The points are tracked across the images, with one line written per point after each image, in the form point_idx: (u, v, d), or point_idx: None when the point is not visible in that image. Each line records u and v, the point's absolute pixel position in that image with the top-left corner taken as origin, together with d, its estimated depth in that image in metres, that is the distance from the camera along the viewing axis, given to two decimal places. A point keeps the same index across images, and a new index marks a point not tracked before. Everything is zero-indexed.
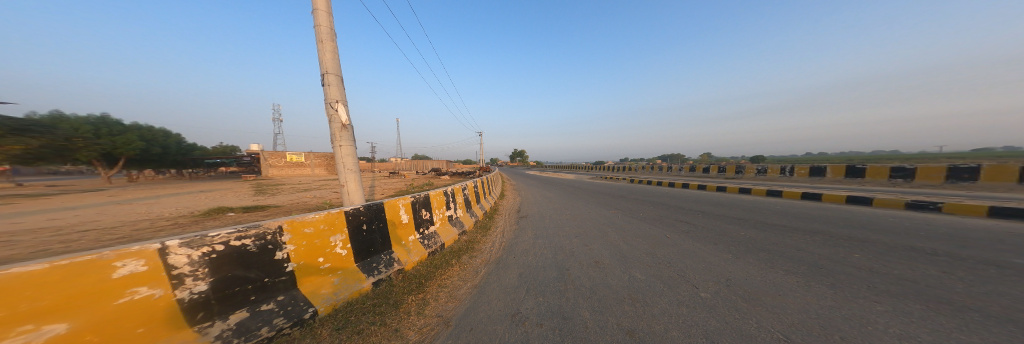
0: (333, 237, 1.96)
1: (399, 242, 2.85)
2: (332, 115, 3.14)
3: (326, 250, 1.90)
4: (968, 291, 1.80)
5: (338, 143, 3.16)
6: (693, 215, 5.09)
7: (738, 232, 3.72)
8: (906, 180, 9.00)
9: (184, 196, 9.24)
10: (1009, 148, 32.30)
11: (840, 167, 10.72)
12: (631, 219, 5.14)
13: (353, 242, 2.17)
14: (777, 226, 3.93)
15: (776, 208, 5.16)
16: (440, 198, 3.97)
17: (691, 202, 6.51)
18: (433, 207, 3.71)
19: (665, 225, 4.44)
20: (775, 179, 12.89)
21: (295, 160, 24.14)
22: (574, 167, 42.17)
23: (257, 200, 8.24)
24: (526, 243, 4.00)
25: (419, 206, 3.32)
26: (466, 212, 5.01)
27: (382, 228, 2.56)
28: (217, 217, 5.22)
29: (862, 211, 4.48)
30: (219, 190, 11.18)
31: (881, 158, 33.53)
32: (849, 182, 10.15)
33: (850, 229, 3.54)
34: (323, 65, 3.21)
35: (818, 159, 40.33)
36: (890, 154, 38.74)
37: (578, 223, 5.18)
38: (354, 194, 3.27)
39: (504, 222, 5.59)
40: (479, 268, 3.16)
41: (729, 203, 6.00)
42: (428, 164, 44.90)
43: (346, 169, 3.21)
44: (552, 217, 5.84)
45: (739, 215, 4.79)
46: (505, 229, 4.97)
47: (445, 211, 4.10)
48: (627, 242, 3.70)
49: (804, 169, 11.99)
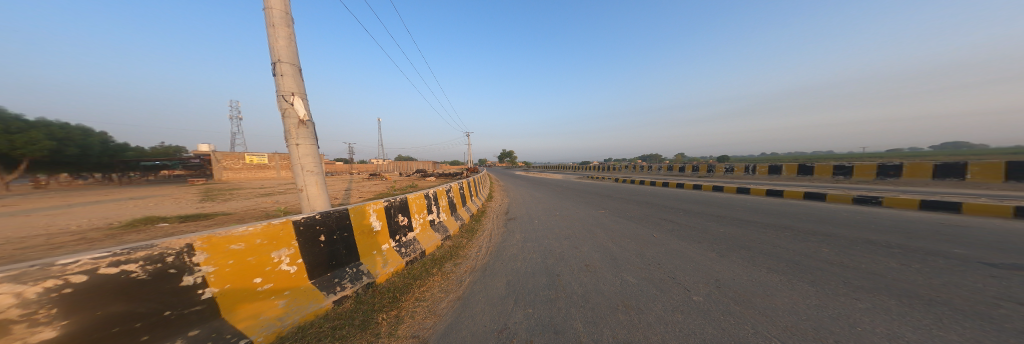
0: (276, 252, 1.63)
1: (369, 252, 2.49)
2: (286, 109, 2.75)
3: (266, 268, 1.57)
4: (928, 283, 1.91)
5: (294, 141, 2.78)
6: (674, 213, 5.21)
7: (719, 230, 3.82)
8: (846, 177, 10.07)
9: (107, 204, 7.82)
10: (917, 148, 38.14)
11: (794, 165, 11.83)
12: (617, 219, 5.15)
13: (306, 256, 1.84)
14: (751, 222, 4.12)
15: (748, 205, 5.46)
16: (422, 201, 3.62)
17: (671, 200, 6.73)
18: (413, 211, 3.36)
19: (649, 225, 4.49)
20: (741, 177, 13.94)
21: (255, 162, 21.82)
22: (558, 167, 42.82)
23: (205, 207, 7.19)
24: (514, 247, 3.81)
25: (395, 211, 2.94)
26: (449, 216, 4.67)
27: (347, 237, 2.21)
28: (148, 229, 4.41)
29: (820, 207, 4.86)
30: (157, 197, 9.67)
31: (822, 157, 38.03)
32: (802, 180, 11.22)
33: (815, 224, 3.78)
34: (275, 51, 2.78)
35: (771, 158, 44.74)
36: (828, 154, 44.18)
37: (566, 224, 5.09)
38: (315, 200, 2.91)
39: (491, 225, 5.34)
40: (463, 276, 2.89)
41: (705, 201, 6.27)
42: (408, 165, 43.08)
43: (305, 171, 2.84)
44: (539, 219, 5.70)
45: (717, 212, 4.99)
46: (492, 232, 4.72)
47: (428, 215, 3.75)
48: (616, 243, 3.68)
49: (765, 167, 13.07)
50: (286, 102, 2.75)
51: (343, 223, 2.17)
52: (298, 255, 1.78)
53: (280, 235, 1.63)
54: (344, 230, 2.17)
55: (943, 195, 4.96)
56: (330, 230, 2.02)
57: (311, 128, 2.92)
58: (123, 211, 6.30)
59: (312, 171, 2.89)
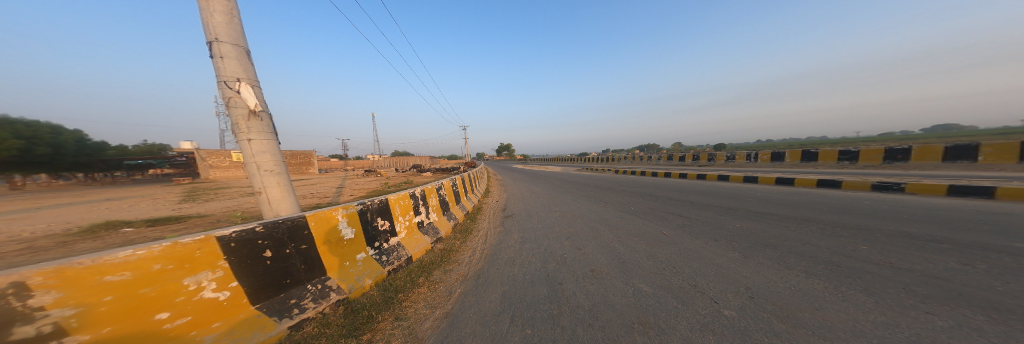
0: (193, 278, 1.21)
1: (339, 264, 2.06)
2: (230, 97, 2.27)
3: (175, 300, 1.15)
4: (1008, 289, 1.59)
5: (244, 136, 2.30)
6: (682, 206, 4.88)
7: (735, 225, 3.48)
8: (850, 163, 9.81)
9: (77, 206, 7.32)
10: (914, 133, 38.23)
11: (796, 151, 11.55)
12: (622, 214, 4.81)
13: (243, 278, 1.42)
14: (768, 215, 3.79)
15: (759, 195, 5.13)
16: (407, 201, 3.21)
17: (676, 192, 6.42)
18: (398, 213, 2.94)
19: (657, 220, 4.17)
20: (742, 165, 13.68)
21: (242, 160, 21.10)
22: (556, 159, 42.39)
23: (182, 208, 6.74)
24: (511, 250, 3.48)
25: (373, 216, 2.52)
26: (441, 216, 4.29)
27: (305, 250, 1.80)
28: (105, 234, 3.98)
29: (837, 195, 4.56)
30: (134, 198, 9.14)
31: (820, 143, 37.98)
32: (805, 166, 10.98)
33: (837, 215, 3.47)
34: (210, 28, 2.32)
35: (769, 144, 44.79)
36: (824, 140, 44.34)
37: (566, 221, 4.76)
38: (280, 204, 2.47)
39: (487, 224, 4.99)
40: (454, 285, 2.53)
41: (712, 191, 5.97)
42: (404, 160, 42.46)
43: (262, 171, 2.37)
44: (537, 216, 5.35)
45: (728, 204, 4.66)
46: (488, 232, 4.38)
47: (415, 217, 3.34)
48: (621, 242, 3.39)
49: (768, 154, 12.79)
50: (229, 89, 2.28)
51: (299, 235, 1.76)
52: (229, 277, 1.37)
53: (195, 256, 1.22)
54: (300, 242, 1.76)
55: (967, 180, 4.66)
56: (279, 244, 1.61)
57: (265, 120, 2.48)
58: (92, 214, 5.86)
59: (272, 171, 2.44)
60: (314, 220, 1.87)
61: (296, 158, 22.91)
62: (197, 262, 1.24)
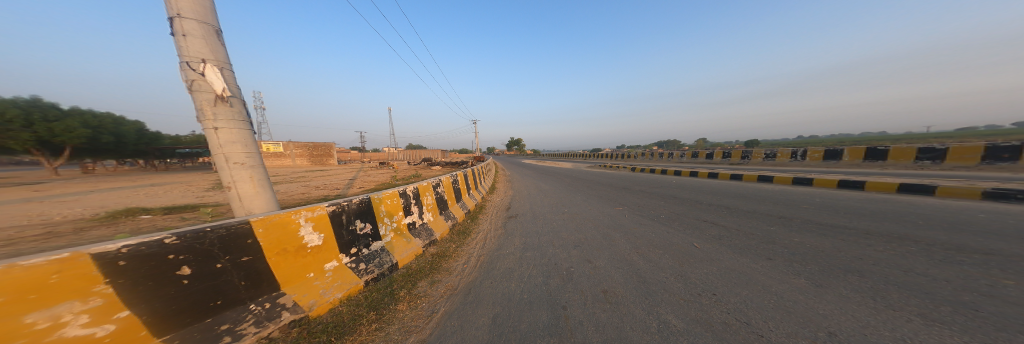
0: (43, 315, 0.79)
1: (301, 276, 1.70)
2: (193, 80, 1.87)
3: None
4: None
5: (208, 124, 1.90)
6: (718, 212, 4.12)
7: (791, 240, 2.76)
8: (934, 162, 8.36)
9: (122, 191, 8.00)
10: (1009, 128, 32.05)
11: (859, 149, 9.97)
12: (643, 220, 4.18)
13: (141, 305, 0.99)
14: (837, 228, 3.00)
15: (816, 201, 4.23)
16: (396, 200, 2.88)
17: (707, 194, 5.62)
18: (382, 213, 2.60)
19: (686, 228, 3.53)
20: (785, 164, 12.09)
21: (271, 151, 21.79)
22: (572, 155, 41.10)
23: (205, 196, 7.09)
24: (511, 261, 3.10)
25: (353, 218, 2.18)
26: (437, 217, 3.99)
27: (247, 263, 1.36)
28: (120, 221, 4.11)
29: (928, 204, 3.61)
30: (172, 184, 9.92)
31: (881, 138, 33.10)
32: (869, 166, 9.40)
33: (941, 232, 2.62)
34: (171, 3, 1.93)
35: (817, 141, 40.01)
36: (884, 137, 38.85)
37: (577, 225, 4.25)
38: (253, 200, 2.11)
39: (488, 226, 4.66)
40: (438, 301, 2.19)
41: (753, 195, 5.11)
42: (421, 153, 43.50)
43: (231, 164, 1.98)
44: (544, 218, 4.88)
45: (777, 211, 3.85)
46: (487, 237, 4.07)
47: (404, 218, 3.02)
48: (639, 255, 2.86)
49: (819, 152, 11.16)
50: (192, 70, 1.87)
51: (240, 244, 1.31)
52: (115, 306, 0.93)
53: (48, 282, 0.79)
54: (241, 253, 1.31)
55: None
56: (203, 259, 1.16)
57: (236, 107, 2.06)
58: (126, 199, 6.28)
59: (243, 163, 2.05)
60: (263, 225, 1.42)
61: (319, 150, 24.11)
62: (54, 290, 0.80)
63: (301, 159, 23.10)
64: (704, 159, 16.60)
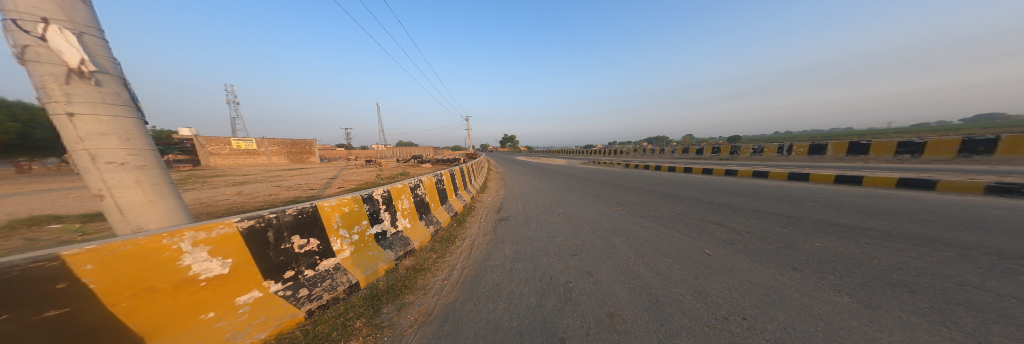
0: None
1: (186, 321, 1.16)
2: (24, 46, 1.24)
3: None
4: None
5: (58, 107, 1.30)
6: (723, 212, 3.83)
7: (811, 244, 2.46)
8: (913, 156, 8.56)
9: (51, 194, 6.92)
10: (963, 124, 34.64)
11: (842, 143, 10.16)
12: (644, 223, 3.86)
13: None
14: (854, 229, 2.74)
15: (820, 198, 4.03)
16: (362, 206, 2.34)
17: (705, 191, 5.41)
18: (341, 223, 2.06)
19: (693, 232, 3.23)
20: (772, 159, 12.26)
21: (243, 148, 20.06)
22: (563, 151, 41.06)
23: None
24: (499, 276, 2.69)
25: (289, 233, 1.59)
26: (416, 222, 3.48)
27: (64, 318, 0.83)
28: (19, 234, 3.35)
29: (934, 200, 3.46)
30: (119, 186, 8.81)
31: (854, 134, 34.77)
32: (852, 160, 9.58)
33: (969, 233, 2.39)
34: None
35: (796, 137, 41.76)
36: (855, 132, 41.05)
37: (574, 230, 3.89)
38: (143, 212, 1.54)
39: (476, 230, 4.23)
40: (405, 334, 1.69)
41: (752, 192, 4.92)
42: (409, 151, 42.23)
43: (101, 163, 1.40)
44: (537, 222, 4.46)
45: (785, 210, 3.60)
46: (474, 244, 3.64)
47: (372, 227, 2.48)
48: (643, 264, 2.62)
49: (804, 147, 11.33)
50: (22, 31, 1.24)
51: (37, 292, 0.77)
52: None
53: None
54: (41, 306, 0.78)
55: None
56: None
57: (106, 86, 1.47)
58: (48, 204, 5.36)
59: (122, 163, 1.47)
60: (94, 260, 0.88)
61: (297, 147, 22.69)
62: None
63: (278, 157, 21.66)
64: (694, 154, 16.75)
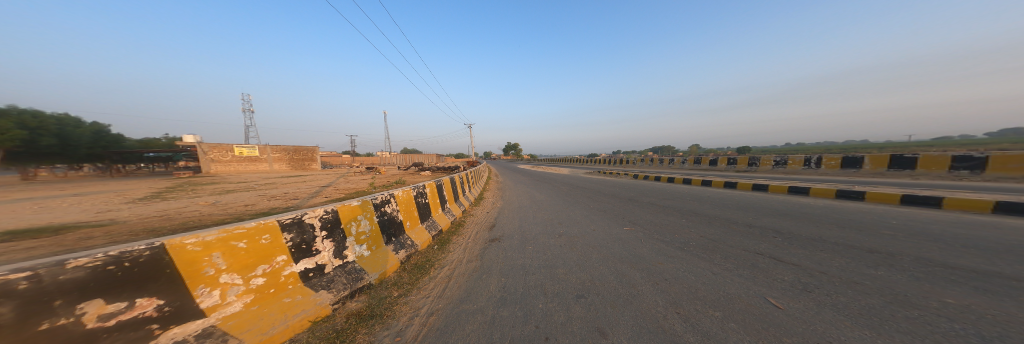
0: None
1: None
2: None
3: None
4: None
5: None
6: (771, 239, 3.00)
7: (944, 301, 1.60)
8: (973, 173, 7.50)
9: (22, 204, 6.58)
10: (999, 137, 32.50)
11: (882, 157, 9.12)
12: (668, 251, 3.06)
13: None
14: (991, 276, 1.87)
15: (895, 225, 3.16)
16: (279, 236, 1.65)
17: (736, 210, 4.57)
18: (227, 265, 1.36)
19: (739, 268, 2.41)
20: (798, 172, 11.20)
21: (245, 155, 20.03)
22: (569, 160, 40.16)
23: (113, 210, 5.71)
24: (474, 331, 1.88)
25: (67, 299, 0.86)
26: (379, 248, 2.76)
27: None
28: None
29: None
30: (100, 194, 8.48)
31: (880, 147, 32.79)
32: (897, 175, 8.53)
33: None
34: None
35: (816, 149, 39.80)
36: (879, 145, 38.87)
37: (579, 259, 3.10)
38: None
39: (459, 255, 3.47)
40: None
41: (797, 212, 4.07)
42: (413, 159, 42.20)
43: None
44: (535, 245, 3.68)
45: (858, 240, 2.74)
46: (453, 276, 2.87)
47: (296, 264, 1.78)
48: (677, 317, 1.79)
49: (835, 160, 10.30)
50: None
51: None
52: None
53: None
54: None
55: None
56: None
57: None
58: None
59: None
60: None
61: (300, 154, 22.68)
62: None
63: (280, 163, 21.69)
64: (708, 166, 15.72)
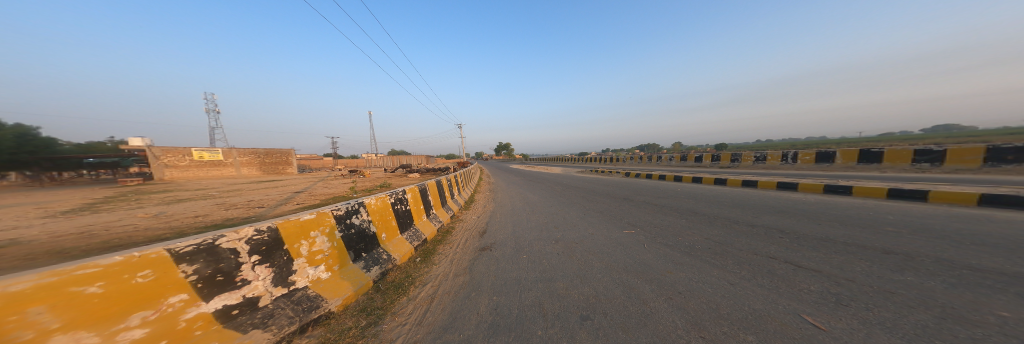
0: None
1: None
2: None
3: None
4: None
5: None
6: (779, 240, 2.84)
7: (998, 315, 1.41)
8: (933, 165, 8.00)
9: None
10: (936, 132, 36.32)
11: (851, 151, 9.60)
12: (674, 256, 2.82)
13: None
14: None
15: (894, 220, 3.11)
16: (170, 271, 1.18)
17: (733, 208, 4.47)
18: (62, 323, 0.88)
19: (757, 276, 2.18)
20: (777, 167, 11.62)
21: (206, 158, 18.23)
22: (558, 159, 40.20)
23: (22, 228, 4.75)
24: None
25: None
26: (344, 267, 2.29)
27: None
28: None
29: None
30: (15, 207, 7.20)
31: (841, 142, 35.43)
32: (867, 169, 8.99)
33: None
34: None
35: (785, 145, 42.47)
36: (840, 141, 42.07)
37: (579, 270, 2.78)
38: None
39: (445, 268, 3.05)
40: None
41: (794, 209, 4.00)
42: (398, 160, 40.67)
43: None
44: (530, 254, 3.33)
45: (868, 240, 2.62)
46: (437, 295, 2.44)
47: (207, 303, 1.31)
48: None
49: (810, 155, 10.77)
50: None
51: None
52: None
53: None
54: None
55: None
56: None
57: None
58: None
59: None
60: None
61: (271, 157, 21.02)
62: None
63: (248, 168, 19.97)
64: (692, 162, 16.11)
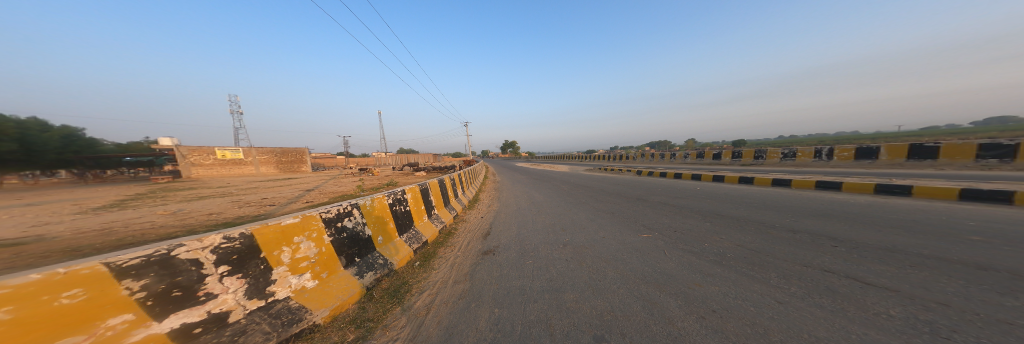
0: None
1: None
2: None
3: None
4: None
5: None
6: (830, 250, 2.42)
7: None
8: (1002, 161, 7.00)
9: None
10: (993, 124, 32.64)
11: (899, 146, 8.62)
12: (702, 266, 2.47)
13: None
14: None
15: (975, 227, 2.60)
16: (108, 287, 1.00)
17: (765, 210, 3.99)
18: None
19: (811, 295, 1.80)
20: (808, 164, 10.68)
21: (228, 157, 19.12)
22: (567, 157, 39.47)
23: (50, 224, 4.96)
24: None
25: None
26: (333, 274, 2.12)
27: None
28: None
29: None
30: (53, 203, 7.67)
31: (879, 137, 32.56)
32: (918, 166, 8.03)
33: None
34: None
35: (813, 141, 39.62)
36: (877, 136, 38.76)
37: (591, 279, 2.48)
38: None
39: (445, 274, 2.84)
40: None
41: (841, 212, 3.49)
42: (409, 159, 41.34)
43: None
44: (537, 259, 3.06)
45: (949, 251, 2.16)
46: (433, 305, 2.22)
47: (159, 323, 1.13)
48: None
49: (848, 151, 9.80)
50: None
51: None
52: None
53: None
54: None
55: None
56: None
57: None
58: None
59: None
60: None
61: (288, 156, 21.80)
62: None
63: (266, 166, 20.80)
64: (711, 160, 15.20)
